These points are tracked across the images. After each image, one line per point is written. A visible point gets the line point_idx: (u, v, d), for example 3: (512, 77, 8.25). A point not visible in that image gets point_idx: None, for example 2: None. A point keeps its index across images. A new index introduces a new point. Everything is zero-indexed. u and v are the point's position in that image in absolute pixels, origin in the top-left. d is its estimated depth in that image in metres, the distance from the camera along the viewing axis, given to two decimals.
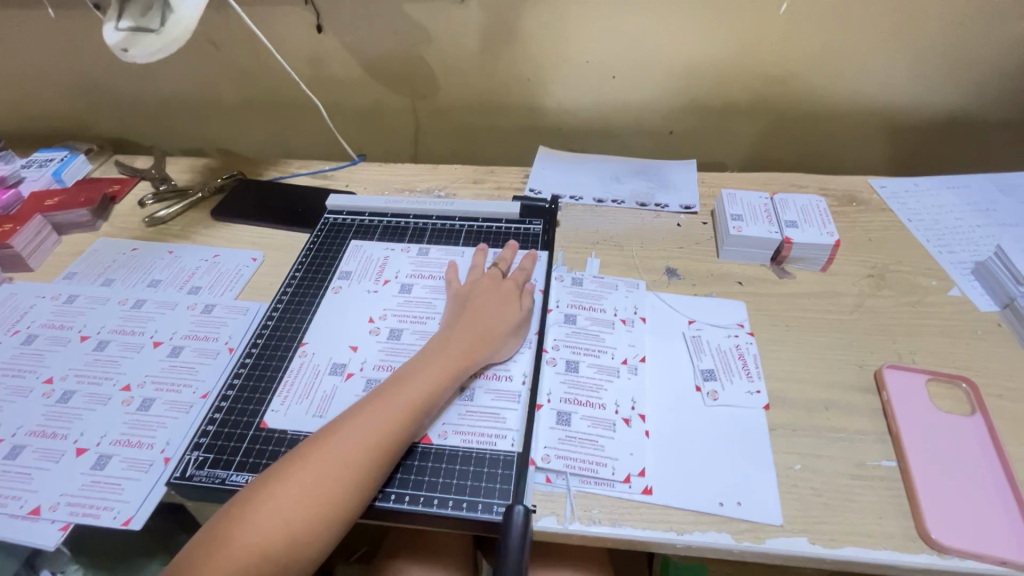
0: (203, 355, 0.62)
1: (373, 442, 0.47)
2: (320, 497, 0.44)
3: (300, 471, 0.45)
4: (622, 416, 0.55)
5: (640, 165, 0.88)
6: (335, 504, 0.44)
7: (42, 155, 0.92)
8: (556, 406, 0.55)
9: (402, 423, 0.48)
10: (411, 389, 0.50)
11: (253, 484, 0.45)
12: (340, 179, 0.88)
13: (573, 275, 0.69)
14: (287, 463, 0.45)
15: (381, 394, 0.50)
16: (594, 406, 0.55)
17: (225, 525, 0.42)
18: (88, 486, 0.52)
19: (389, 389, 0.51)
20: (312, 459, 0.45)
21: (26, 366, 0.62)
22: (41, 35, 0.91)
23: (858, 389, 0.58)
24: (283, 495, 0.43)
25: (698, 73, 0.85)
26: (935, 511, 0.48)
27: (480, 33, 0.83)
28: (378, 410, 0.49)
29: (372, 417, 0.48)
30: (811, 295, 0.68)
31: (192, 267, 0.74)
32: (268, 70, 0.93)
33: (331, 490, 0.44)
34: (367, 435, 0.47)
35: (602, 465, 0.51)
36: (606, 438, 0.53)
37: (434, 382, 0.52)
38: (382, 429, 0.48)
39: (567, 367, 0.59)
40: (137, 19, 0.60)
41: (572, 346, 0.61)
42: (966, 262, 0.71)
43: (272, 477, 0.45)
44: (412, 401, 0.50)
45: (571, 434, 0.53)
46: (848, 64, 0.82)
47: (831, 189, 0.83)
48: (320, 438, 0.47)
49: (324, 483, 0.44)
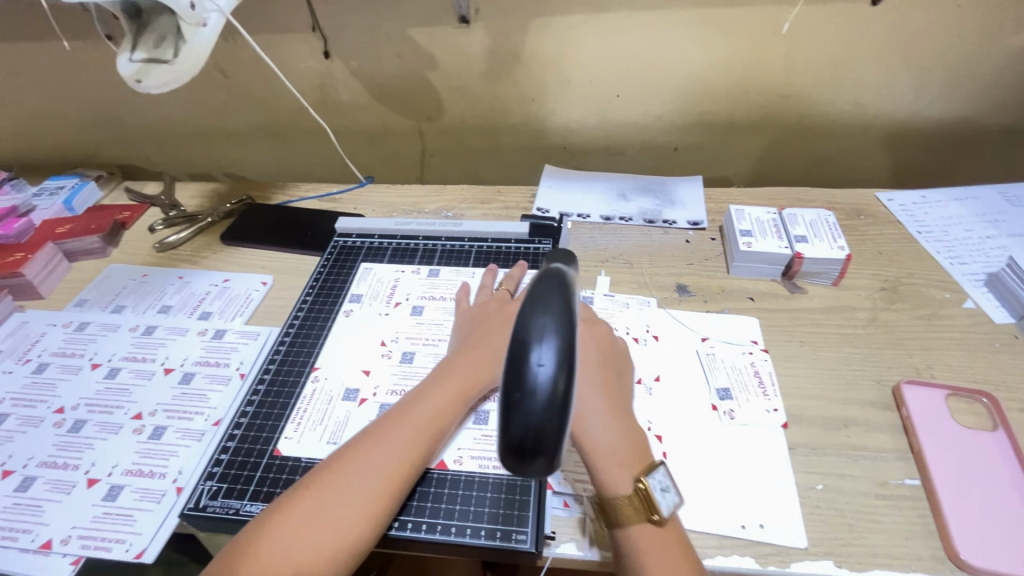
0: (214, 382, 0.62)
1: (384, 471, 0.46)
2: (339, 528, 0.43)
3: (306, 500, 0.44)
4: None
5: (646, 182, 0.88)
6: (351, 540, 0.43)
7: (52, 184, 0.93)
8: None
9: (416, 448, 0.48)
10: (418, 413, 0.50)
11: (270, 512, 0.44)
12: (347, 202, 0.89)
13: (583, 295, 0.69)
14: (294, 493, 0.45)
15: (387, 421, 0.49)
16: None
17: (238, 556, 0.42)
18: (100, 518, 0.51)
19: (395, 415, 0.50)
20: (317, 487, 0.45)
21: (37, 396, 0.62)
22: (53, 65, 0.92)
23: (876, 404, 0.57)
24: (303, 528, 0.43)
25: (701, 90, 0.86)
26: (963, 531, 0.47)
27: (485, 56, 0.84)
28: (392, 437, 0.48)
29: (390, 444, 0.47)
30: (824, 311, 0.67)
31: (202, 292, 0.74)
32: (276, 95, 0.94)
33: (344, 523, 0.43)
34: (376, 464, 0.46)
35: None
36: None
37: (445, 402, 0.51)
38: (399, 459, 0.47)
39: None
40: (151, 50, 0.61)
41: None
42: (979, 274, 0.71)
43: (287, 508, 0.44)
44: (424, 424, 0.49)
45: None
46: (850, 78, 0.83)
47: (839, 203, 0.83)
48: (329, 465, 0.46)
49: (329, 510, 0.43)
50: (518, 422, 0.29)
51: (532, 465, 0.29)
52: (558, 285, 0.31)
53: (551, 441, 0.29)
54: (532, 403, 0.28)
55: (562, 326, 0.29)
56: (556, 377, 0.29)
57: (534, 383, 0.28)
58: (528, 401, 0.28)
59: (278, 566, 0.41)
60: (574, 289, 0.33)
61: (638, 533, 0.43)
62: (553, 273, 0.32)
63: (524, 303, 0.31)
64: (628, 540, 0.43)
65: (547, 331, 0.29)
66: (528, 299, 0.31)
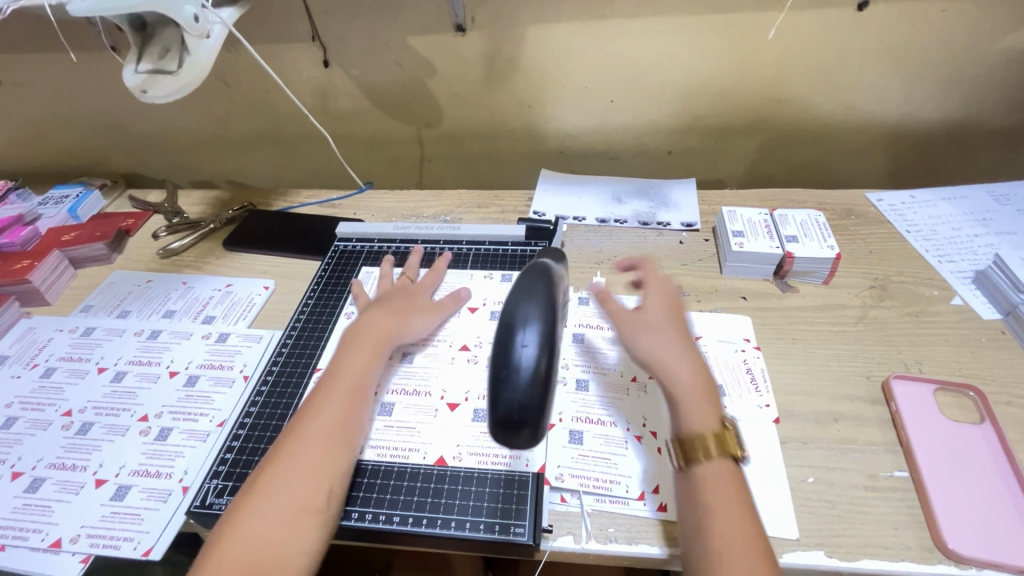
0: (219, 384, 0.63)
1: (326, 434, 0.48)
2: (292, 497, 0.44)
3: (262, 483, 0.45)
4: (634, 433, 0.55)
5: (640, 184, 0.90)
6: (304, 507, 0.44)
7: (58, 193, 0.94)
8: (568, 425, 0.56)
9: (344, 410, 0.50)
10: (336, 380, 0.52)
11: (232, 506, 0.44)
12: (347, 207, 0.90)
13: (579, 292, 0.71)
14: (251, 483, 0.45)
15: (320, 392, 0.52)
16: (605, 424, 0.56)
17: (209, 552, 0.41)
18: (108, 517, 0.52)
19: (325, 384, 0.53)
20: (272, 468, 0.46)
21: (45, 399, 0.64)
22: (59, 76, 0.94)
23: (865, 399, 0.59)
24: (259, 507, 0.43)
25: (694, 94, 0.88)
26: (950, 521, 0.48)
27: (482, 63, 0.86)
28: (318, 408, 0.50)
29: (318, 413, 0.50)
30: (815, 309, 0.69)
31: (205, 297, 0.76)
32: (277, 103, 0.96)
33: (303, 491, 0.44)
34: (320, 431, 0.48)
35: (616, 482, 0.51)
36: (618, 454, 0.54)
37: (364, 365, 0.54)
38: (331, 423, 0.49)
39: (577, 385, 0.59)
40: (156, 62, 0.62)
41: (581, 364, 0.62)
42: (967, 272, 0.72)
43: (243, 497, 0.44)
44: (345, 388, 0.52)
45: (584, 452, 0.54)
46: (839, 82, 0.85)
47: (830, 203, 0.84)
48: (278, 447, 0.47)
49: (285, 482, 0.45)
50: (510, 392, 0.37)
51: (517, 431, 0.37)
52: (539, 283, 0.41)
53: (531, 408, 0.37)
54: (522, 375, 0.37)
55: (540, 319, 0.39)
56: (535, 355, 0.38)
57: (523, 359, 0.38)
58: (519, 374, 0.37)
59: (246, 550, 0.41)
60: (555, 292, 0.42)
61: (710, 468, 0.45)
62: (533, 272, 0.42)
63: (513, 297, 0.41)
64: (705, 472, 0.45)
65: (529, 322, 0.39)
66: (513, 300, 0.40)
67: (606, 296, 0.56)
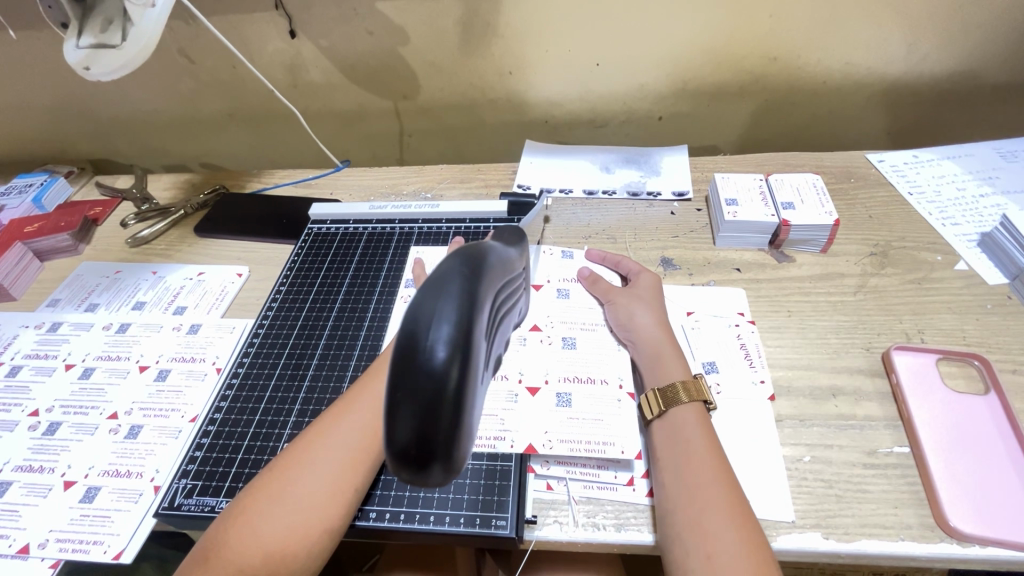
0: (191, 378, 0.61)
1: (352, 442, 0.46)
2: (306, 510, 0.42)
3: (273, 485, 0.43)
4: (626, 391, 0.53)
5: (630, 152, 0.86)
6: (318, 518, 0.42)
7: (21, 182, 0.90)
8: (554, 388, 0.53)
9: (376, 419, 0.47)
10: (376, 384, 0.49)
11: (236, 500, 0.43)
12: (324, 187, 0.86)
13: (563, 249, 0.69)
14: (260, 482, 0.44)
15: (351, 393, 0.49)
16: (595, 383, 0.54)
17: (208, 548, 0.40)
18: (77, 520, 0.50)
19: (360, 387, 0.50)
20: (283, 471, 0.44)
21: (11, 399, 0.61)
22: (9, 59, 0.88)
23: (864, 371, 0.56)
24: (261, 512, 0.41)
25: (684, 55, 0.82)
26: (953, 500, 0.46)
27: (457, 28, 0.81)
28: (348, 412, 0.47)
29: (348, 418, 0.47)
30: (812, 278, 0.66)
31: (176, 286, 0.72)
32: (242, 80, 0.90)
33: (318, 500, 0.43)
34: (344, 438, 0.46)
35: (609, 445, 0.49)
36: (608, 413, 0.51)
37: None
38: (360, 431, 0.46)
39: (564, 344, 0.57)
40: (98, 36, 0.58)
41: (566, 323, 0.59)
42: (972, 234, 0.69)
43: (248, 497, 0.43)
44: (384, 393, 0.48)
45: (573, 415, 0.51)
46: (838, 37, 0.80)
47: (828, 166, 0.80)
48: (294, 450, 0.45)
49: (301, 489, 0.43)
50: (408, 423, 0.26)
51: (429, 473, 0.27)
52: (460, 270, 0.28)
53: (443, 445, 0.27)
54: (421, 390, 0.26)
55: (459, 311, 0.27)
56: (449, 367, 0.26)
57: (426, 369, 0.26)
58: (418, 391, 0.26)
59: (245, 554, 0.40)
60: (493, 269, 0.31)
61: (684, 410, 0.49)
62: (459, 257, 0.29)
63: (423, 286, 0.28)
64: (682, 413, 0.48)
65: (443, 315, 0.27)
66: (428, 281, 0.28)
67: (593, 280, 0.63)
